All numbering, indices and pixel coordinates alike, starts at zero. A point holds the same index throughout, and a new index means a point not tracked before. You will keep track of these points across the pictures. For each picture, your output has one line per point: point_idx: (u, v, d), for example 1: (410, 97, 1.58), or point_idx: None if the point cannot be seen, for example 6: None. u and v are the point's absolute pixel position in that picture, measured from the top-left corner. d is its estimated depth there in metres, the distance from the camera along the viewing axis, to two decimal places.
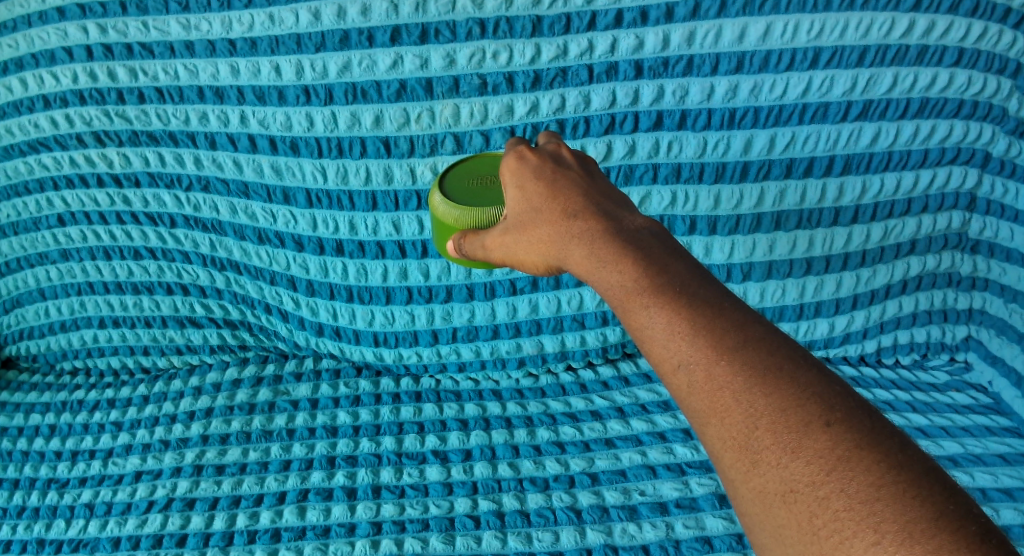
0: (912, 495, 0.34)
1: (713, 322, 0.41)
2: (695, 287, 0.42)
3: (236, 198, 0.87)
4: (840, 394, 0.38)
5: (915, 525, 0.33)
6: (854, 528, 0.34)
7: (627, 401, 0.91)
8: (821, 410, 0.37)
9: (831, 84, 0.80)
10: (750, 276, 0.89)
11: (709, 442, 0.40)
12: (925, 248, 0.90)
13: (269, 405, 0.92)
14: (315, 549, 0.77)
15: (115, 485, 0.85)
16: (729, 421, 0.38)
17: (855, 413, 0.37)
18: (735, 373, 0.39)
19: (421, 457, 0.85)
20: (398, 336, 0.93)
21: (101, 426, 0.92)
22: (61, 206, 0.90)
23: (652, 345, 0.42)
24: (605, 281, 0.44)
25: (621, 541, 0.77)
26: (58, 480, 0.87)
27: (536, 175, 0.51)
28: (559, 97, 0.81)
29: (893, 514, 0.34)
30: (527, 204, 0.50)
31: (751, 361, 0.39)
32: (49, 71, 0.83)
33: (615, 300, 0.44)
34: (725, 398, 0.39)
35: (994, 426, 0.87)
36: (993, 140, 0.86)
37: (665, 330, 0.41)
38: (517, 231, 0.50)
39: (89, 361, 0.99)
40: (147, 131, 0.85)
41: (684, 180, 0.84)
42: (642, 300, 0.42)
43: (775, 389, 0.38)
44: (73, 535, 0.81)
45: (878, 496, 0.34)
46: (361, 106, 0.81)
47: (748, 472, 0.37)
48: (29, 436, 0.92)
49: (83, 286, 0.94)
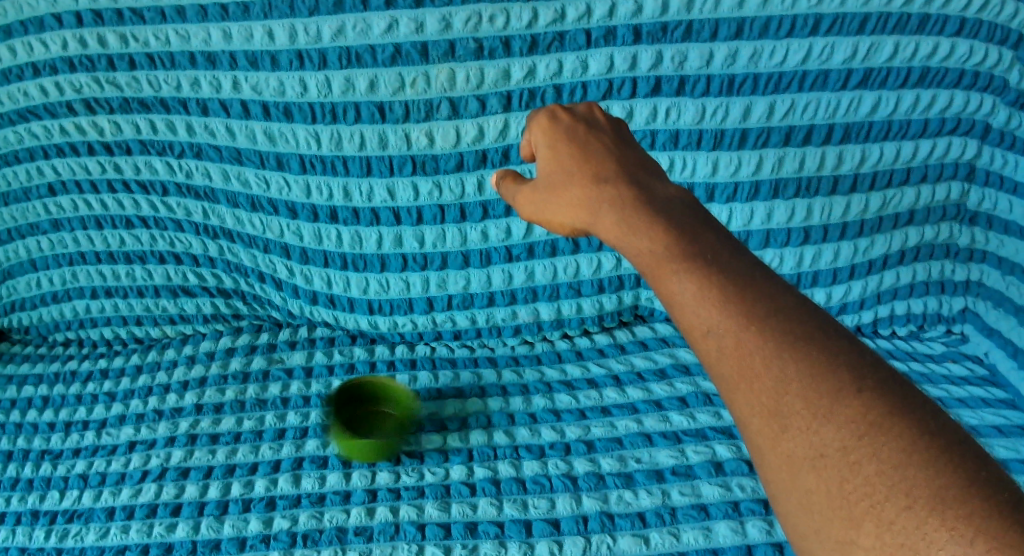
0: (946, 461, 0.32)
1: (745, 291, 0.37)
2: (728, 255, 0.39)
3: (229, 165, 0.85)
4: (872, 364, 0.36)
5: (946, 491, 0.31)
6: (884, 492, 0.32)
7: (623, 368, 0.89)
8: (853, 377, 0.35)
9: (831, 51, 0.78)
10: (749, 244, 0.87)
11: (737, 409, 0.37)
12: (924, 219, 0.89)
13: (262, 373, 0.91)
14: (310, 518, 0.77)
15: (109, 455, 0.84)
16: (759, 387, 0.35)
17: (888, 382, 0.35)
18: (770, 339, 0.36)
19: (417, 425, 0.84)
20: (392, 304, 0.92)
21: (94, 397, 0.91)
22: (52, 175, 0.88)
23: (679, 309, 0.38)
24: (633, 247, 0.41)
25: (617, 508, 0.76)
26: (52, 452, 0.85)
27: (569, 137, 0.48)
28: (557, 62, 0.78)
29: (924, 480, 0.31)
30: (558, 165, 0.47)
31: (784, 329, 0.36)
32: (38, 38, 0.80)
33: (641, 267, 0.40)
34: (755, 364, 0.36)
35: (990, 397, 0.86)
36: (993, 111, 0.84)
37: (693, 296, 0.37)
38: (545, 191, 0.48)
39: (81, 332, 0.97)
40: (139, 98, 0.82)
41: (682, 147, 0.82)
42: (671, 266, 0.38)
43: (808, 357, 0.35)
44: (67, 506, 0.80)
45: (908, 462, 0.32)
46: (356, 71, 0.79)
47: (777, 437, 0.35)
48: (22, 408, 0.91)
49: (75, 256, 0.92)
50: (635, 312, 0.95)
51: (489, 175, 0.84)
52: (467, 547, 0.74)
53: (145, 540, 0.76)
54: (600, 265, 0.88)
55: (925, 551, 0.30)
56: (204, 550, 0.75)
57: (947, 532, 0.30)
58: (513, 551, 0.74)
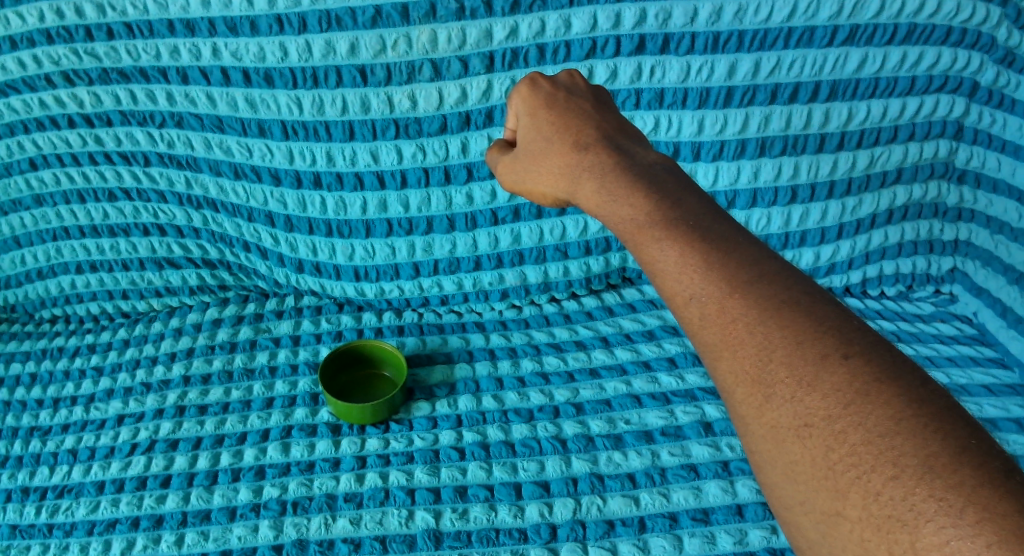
0: (933, 428, 0.27)
1: (726, 254, 0.33)
2: (711, 219, 0.34)
3: (210, 133, 0.80)
4: (860, 329, 0.31)
5: (935, 460, 0.26)
6: (870, 462, 0.27)
7: (611, 331, 0.88)
8: (838, 342, 0.30)
9: (818, 6, 0.75)
10: (735, 204, 0.86)
11: (719, 382, 0.32)
12: (911, 177, 0.87)
13: (249, 343, 0.88)
14: (299, 485, 0.74)
15: (98, 430, 0.80)
16: (741, 356, 0.31)
17: (876, 347, 0.30)
18: (752, 303, 0.31)
19: (407, 392, 0.81)
20: (379, 270, 0.89)
21: (82, 372, 0.86)
22: (33, 150, 0.82)
23: (660, 278, 0.34)
24: (612, 214, 0.37)
25: (607, 470, 0.74)
26: (41, 428, 0.81)
27: (548, 104, 0.44)
28: (539, 21, 0.75)
29: (912, 448, 0.26)
30: (537, 133, 0.43)
31: (768, 295, 0.31)
32: (14, 10, 0.74)
33: (622, 235, 0.36)
34: (737, 329, 0.31)
35: (979, 356, 0.85)
36: (982, 69, 0.81)
37: (675, 265, 0.33)
38: (525, 160, 0.43)
39: (68, 308, 0.93)
40: (118, 68, 0.77)
41: (668, 106, 0.80)
42: (652, 233, 0.34)
43: (792, 321, 0.31)
44: (57, 482, 0.76)
45: (896, 430, 0.27)
46: (336, 34, 0.74)
47: (759, 407, 0.30)
48: (10, 385, 0.85)
49: (58, 232, 0.87)
50: (623, 275, 0.93)
51: (473, 138, 0.81)
52: (456, 512, 0.71)
53: (136, 513, 0.72)
54: (586, 227, 0.86)
55: (912, 527, 0.25)
56: (194, 521, 0.72)
57: (936, 503, 0.25)
58: (503, 514, 0.71)
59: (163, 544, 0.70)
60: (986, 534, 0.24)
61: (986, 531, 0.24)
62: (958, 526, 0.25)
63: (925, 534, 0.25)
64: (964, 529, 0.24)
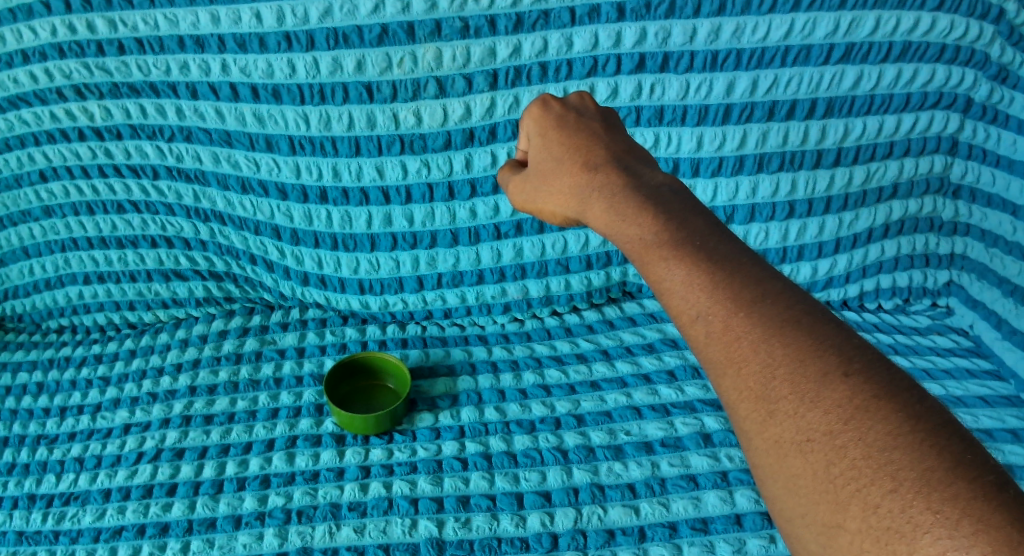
0: (929, 443, 0.29)
1: (732, 274, 0.35)
2: (717, 241, 0.37)
3: (219, 147, 0.83)
4: (860, 348, 0.33)
5: (931, 474, 0.28)
6: (870, 475, 0.29)
7: (611, 344, 0.90)
8: (838, 361, 0.32)
9: (813, 26, 0.78)
10: (733, 219, 0.88)
11: (725, 396, 0.35)
12: (907, 192, 0.89)
13: (255, 354, 0.90)
14: (304, 494, 0.76)
15: (105, 438, 0.82)
16: (745, 372, 0.33)
17: (874, 365, 0.32)
18: (755, 322, 0.34)
19: (410, 403, 0.84)
20: (383, 283, 0.92)
21: (88, 382, 0.88)
22: (42, 162, 0.85)
23: (670, 297, 0.36)
24: (623, 234, 0.39)
25: (607, 480, 0.76)
26: (48, 436, 0.83)
27: (559, 125, 0.47)
28: (542, 40, 0.78)
29: (910, 463, 0.29)
30: (548, 153, 0.46)
31: (772, 314, 0.34)
32: (28, 25, 0.77)
33: (633, 255, 0.39)
34: (741, 347, 0.34)
35: (975, 368, 0.87)
36: (976, 85, 0.84)
37: (684, 284, 0.35)
38: (537, 180, 0.46)
39: (74, 318, 0.95)
40: (128, 82, 0.80)
41: (667, 122, 0.83)
42: (661, 253, 0.37)
43: (792, 339, 0.33)
44: (64, 489, 0.78)
45: (894, 445, 0.29)
46: (343, 52, 0.77)
47: (763, 422, 0.33)
48: (18, 394, 0.88)
49: (67, 243, 0.90)
50: (623, 289, 0.95)
51: (476, 153, 0.83)
52: (459, 520, 0.73)
53: (141, 520, 0.74)
54: (587, 241, 0.89)
55: (910, 538, 0.27)
56: (199, 528, 0.74)
57: (932, 515, 0.27)
58: (505, 523, 0.73)
59: (169, 551, 0.72)
60: (980, 545, 0.26)
61: (981, 542, 0.26)
62: (953, 537, 0.27)
63: (922, 545, 0.27)
64: (959, 540, 0.26)
